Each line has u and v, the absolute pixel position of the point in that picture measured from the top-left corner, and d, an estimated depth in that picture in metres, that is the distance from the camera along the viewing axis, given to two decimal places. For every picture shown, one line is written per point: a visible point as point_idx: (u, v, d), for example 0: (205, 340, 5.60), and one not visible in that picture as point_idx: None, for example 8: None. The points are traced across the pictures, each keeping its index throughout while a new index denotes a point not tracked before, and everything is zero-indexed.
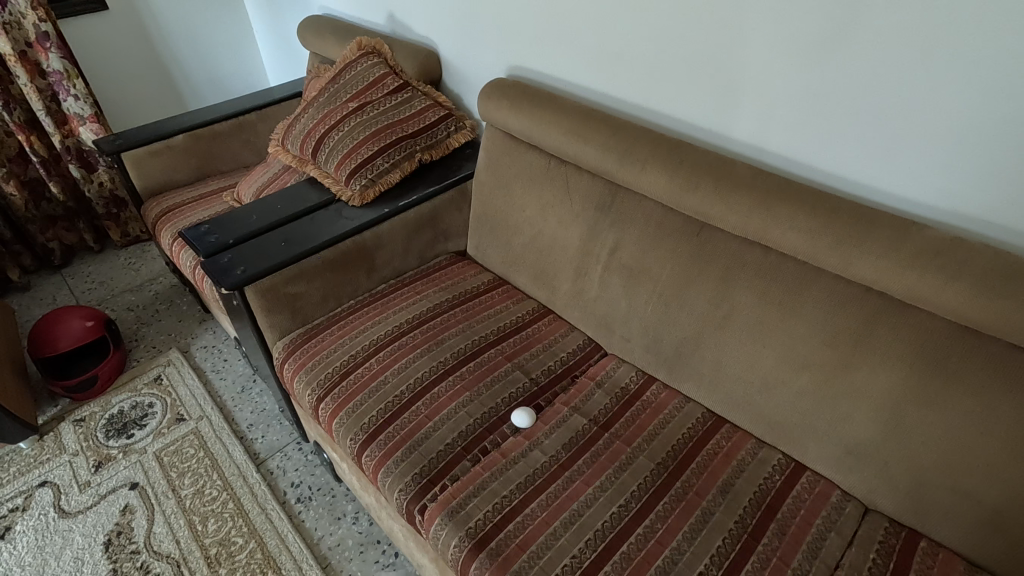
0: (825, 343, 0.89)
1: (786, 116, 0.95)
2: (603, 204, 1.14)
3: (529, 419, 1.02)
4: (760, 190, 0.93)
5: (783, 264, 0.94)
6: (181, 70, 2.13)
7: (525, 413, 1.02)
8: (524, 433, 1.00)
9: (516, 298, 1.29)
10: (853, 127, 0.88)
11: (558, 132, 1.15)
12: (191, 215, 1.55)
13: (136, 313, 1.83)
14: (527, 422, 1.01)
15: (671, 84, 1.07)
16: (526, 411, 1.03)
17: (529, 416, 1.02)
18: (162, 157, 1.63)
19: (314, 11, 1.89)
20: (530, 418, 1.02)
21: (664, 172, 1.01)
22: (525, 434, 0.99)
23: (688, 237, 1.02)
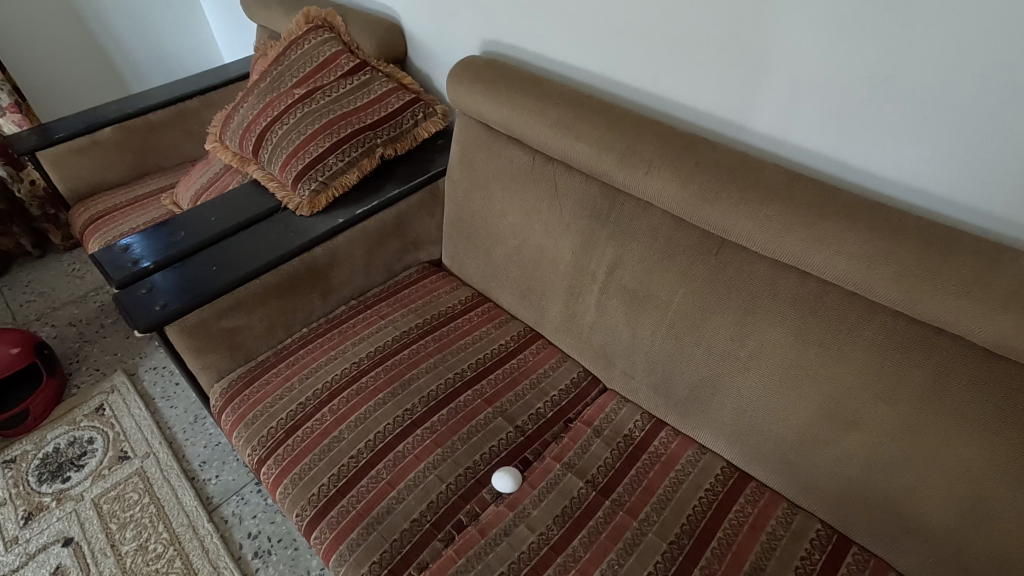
0: (879, 397, 0.71)
1: (807, 98, 0.75)
2: (598, 213, 0.93)
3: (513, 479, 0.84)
4: (800, 202, 0.72)
5: (826, 295, 0.74)
6: (119, 48, 1.88)
7: (509, 473, 0.85)
8: (506, 499, 0.83)
9: (499, 320, 1.10)
10: (897, 112, 0.69)
11: (541, 124, 0.94)
12: (123, 223, 1.34)
13: (79, 329, 1.64)
14: (510, 485, 0.84)
15: (664, 58, 0.87)
16: (511, 471, 0.85)
17: (514, 475, 0.85)
18: (89, 154, 1.40)
19: None
20: (514, 479, 0.84)
21: (676, 178, 0.81)
22: (507, 502, 0.82)
23: (705, 258, 0.83)
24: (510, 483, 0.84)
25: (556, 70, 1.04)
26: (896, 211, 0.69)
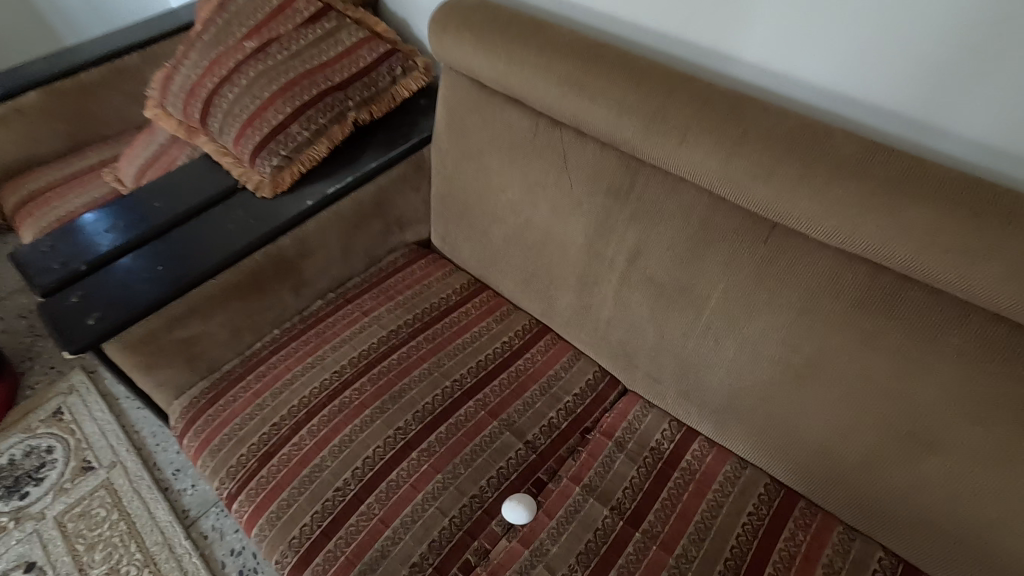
0: (969, 417, 0.59)
1: (834, 29, 0.64)
2: (617, 189, 0.78)
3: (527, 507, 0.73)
4: (881, 181, 0.58)
5: (906, 293, 0.61)
6: None
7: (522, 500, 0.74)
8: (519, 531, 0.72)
9: (500, 313, 0.96)
10: (943, 41, 0.58)
11: (547, 82, 0.77)
12: (59, 206, 1.16)
13: (30, 322, 1.47)
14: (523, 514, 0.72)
15: None
16: (524, 498, 0.74)
17: (527, 502, 0.74)
18: (12, 124, 1.20)
19: None
20: (528, 506, 0.73)
21: (721, 149, 0.65)
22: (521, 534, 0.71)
23: (752, 247, 0.69)
24: (523, 513, 0.72)
25: (569, 13, 0.86)
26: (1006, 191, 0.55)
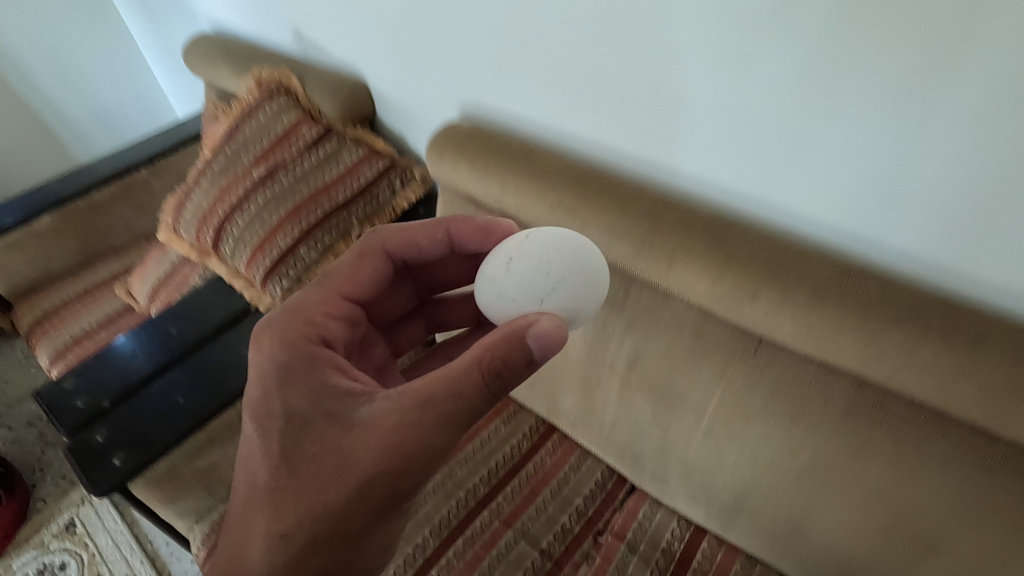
0: (964, 520, 0.62)
1: (638, 119, 0.78)
2: (611, 299, 0.82)
3: (577, 311, 0.58)
4: (853, 309, 0.63)
5: (890, 403, 0.64)
6: (48, 106, 1.76)
7: (597, 266, 0.59)
8: (535, 262, 0.58)
9: (507, 413, 1.01)
10: (728, 128, 0.70)
11: (544, 207, 0.83)
12: (73, 323, 1.21)
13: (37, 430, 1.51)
14: (567, 261, 0.58)
15: (540, 76, 0.85)
16: (597, 298, 0.59)
17: (587, 304, 0.58)
18: (24, 246, 1.26)
19: (200, 25, 1.48)
20: (579, 311, 0.58)
21: (709, 272, 0.70)
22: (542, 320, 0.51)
23: (745, 358, 0.72)
24: (559, 267, 0.57)
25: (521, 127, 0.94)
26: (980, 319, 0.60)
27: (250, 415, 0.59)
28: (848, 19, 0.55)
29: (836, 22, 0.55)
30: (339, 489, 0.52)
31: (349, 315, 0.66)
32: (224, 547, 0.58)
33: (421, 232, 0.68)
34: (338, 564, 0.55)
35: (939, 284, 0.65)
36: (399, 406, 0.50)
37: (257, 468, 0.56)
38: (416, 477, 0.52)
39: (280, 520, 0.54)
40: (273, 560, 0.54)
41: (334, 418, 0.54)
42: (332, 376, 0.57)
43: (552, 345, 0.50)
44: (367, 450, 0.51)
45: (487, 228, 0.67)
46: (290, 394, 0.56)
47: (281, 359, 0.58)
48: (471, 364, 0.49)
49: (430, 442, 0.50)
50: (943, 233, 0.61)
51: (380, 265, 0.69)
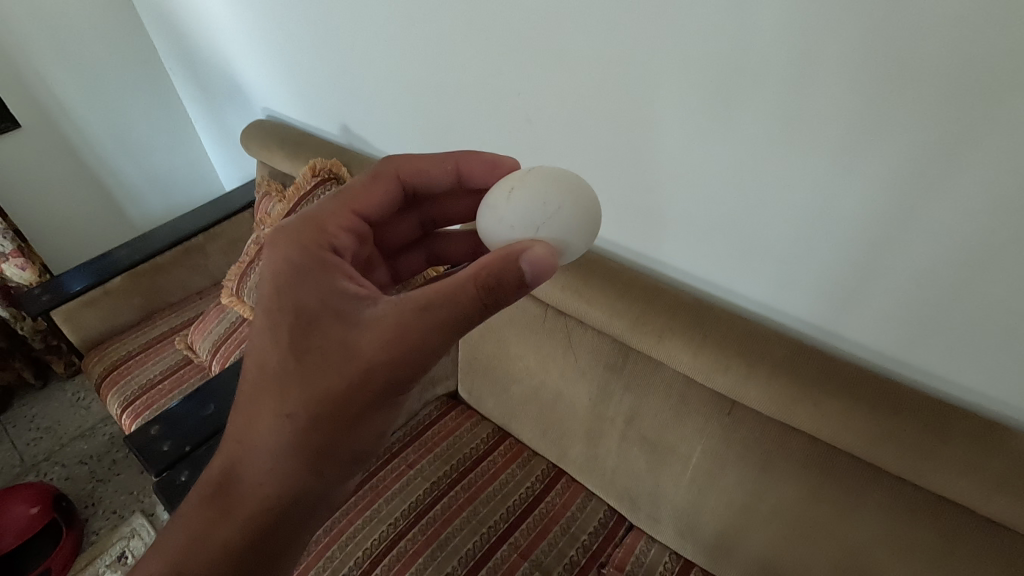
0: (901, 557, 0.75)
1: (632, 221, 0.99)
2: (612, 363, 0.99)
3: (570, 240, 0.58)
4: (803, 380, 0.78)
5: (835, 456, 0.79)
6: (114, 175, 2.00)
7: (592, 202, 0.60)
8: (535, 194, 0.58)
9: (522, 458, 1.18)
10: (700, 234, 0.90)
11: (555, 287, 1.01)
12: (140, 373, 1.39)
13: (91, 467, 1.67)
14: (564, 194, 0.58)
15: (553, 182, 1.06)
16: (591, 232, 0.60)
17: (578, 236, 0.59)
18: (100, 304, 1.45)
19: (257, 113, 1.72)
20: (571, 241, 0.58)
21: (690, 349, 0.86)
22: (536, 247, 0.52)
23: (721, 416, 0.88)
24: (561, 208, 0.58)
25: None
26: (905, 392, 0.74)
27: (261, 311, 0.60)
28: (786, 165, 0.74)
29: (778, 168, 0.75)
30: (343, 373, 0.54)
31: (358, 229, 0.68)
32: (233, 426, 0.61)
33: (433, 162, 0.72)
34: (337, 440, 0.58)
35: (866, 360, 0.83)
36: (402, 309, 0.53)
37: (267, 351, 0.58)
38: (417, 371, 0.54)
39: (286, 402, 0.57)
40: (283, 432, 0.57)
41: (341, 315, 0.55)
42: (341, 281, 0.58)
43: (544, 270, 0.51)
44: (370, 344, 0.53)
45: (493, 162, 0.71)
46: (299, 289, 0.58)
47: (290, 261, 0.60)
48: (468, 280, 0.51)
49: (429, 339, 0.53)
50: (866, 323, 0.80)
51: (392, 191, 0.72)
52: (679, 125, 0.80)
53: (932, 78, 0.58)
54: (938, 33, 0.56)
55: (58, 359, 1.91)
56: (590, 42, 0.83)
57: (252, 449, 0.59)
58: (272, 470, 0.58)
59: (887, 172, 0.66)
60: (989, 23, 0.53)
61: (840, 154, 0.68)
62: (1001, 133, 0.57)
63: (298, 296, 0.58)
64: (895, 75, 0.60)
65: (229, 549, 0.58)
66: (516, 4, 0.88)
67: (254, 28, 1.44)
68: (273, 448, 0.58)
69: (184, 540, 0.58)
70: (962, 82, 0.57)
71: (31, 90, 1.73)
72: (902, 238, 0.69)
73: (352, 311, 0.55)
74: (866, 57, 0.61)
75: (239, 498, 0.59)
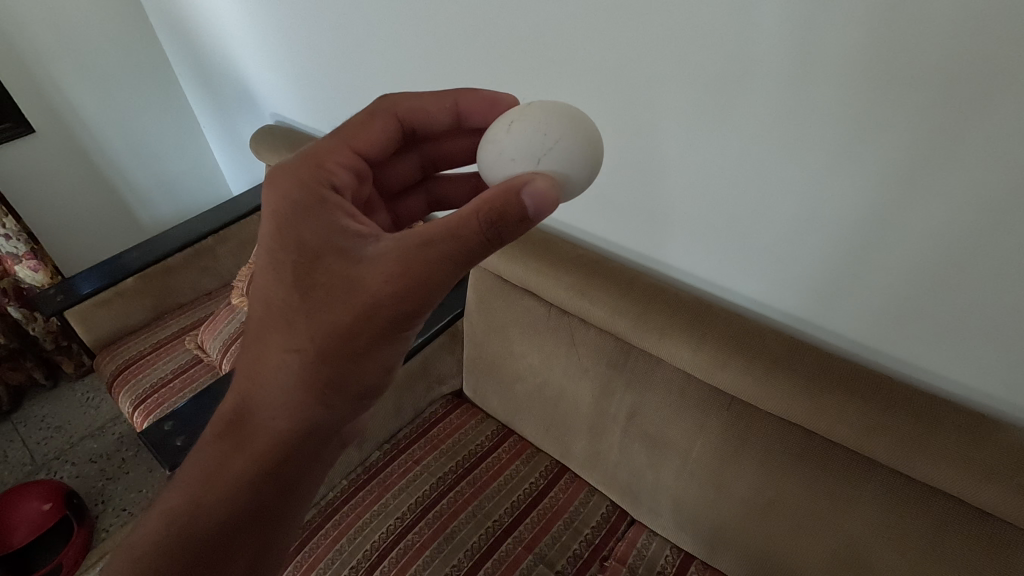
0: (893, 547, 0.77)
1: (633, 222, 1.02)
2: (615, 361, 1.02)
3: (573, 173, 0.58)
4: (799, 375, 0.81)
5: (831, 450, 0.82)
6: (123, 179, 2.04)
7: (595, 136, 0.60)
8: (535, 126, 0.58)
9: (526, 455, 1.21)
10: (700, 235, 0.93)
11: (559, 286, 1.03)
12: (151, 372, 1.41)
13: (100, 466, 1.70)
14: (565, 126, 0.58)
15: None
16: (594, 167, 0.60)
17: (581, 169, 0.58)
18: (112, 305, 1.49)
19: (266, 117, 1.75)
20: (574, 174, 0.58)
21: (691, 346, 0.89)
22: (539, 179, 0.50)
23: (720, 411, 0.90)
24: (559, 145, 0.57)
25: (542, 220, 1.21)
26: (898, 388, 0.77)
27: (261, 250, 0.58)
28: (783, 168, 0.76)
29: (774, 170, 0.77)
30: (347, 310, 0.53)
31: (358, 168, 0.65)
32: (243, 362, 0.62)
33: (432, 100, 0.69)
34: (345, 375, 0.58)
35: (861, 357, 0.86)
36: (403, 244, 0.51)
37: (269, 290, 0.57)
38: (421, 306, 0.53)
39: (292, 339, 0.56)
40: (292, 368, 0.57)
41: (343, 252, 0.54)
42: (341, 218, 0.56)
43: (547, 203, 0.49)
44: (373, 281, 0.52)
45: (492, 100, 0.70)
46: (297, 226, 0.56)
47: (286, 198, 0.57)
48: (470, 214, 0.49)
49: (432, 277, 0.51)
50: (860, 320, 0.82)
51: (391, 131, 0.69)
52: (681, 129, 0.83)
53: (920, 86, 0.61)
54: (924, 44, 0.58)
55: (68, 359, 1.94)
56: (593, 51, 0.86)
57: (262, 386, 0.59)
58: (282, 406, 0.59)
59: (879, 176, 0.68)
60: (972, 35, 0.56)
61: (834, 158, 0.71)
62: (986, 139, 0.60)
63: (298, 232, 0.56)
64: (885, 81, 0.63)
65: (242, 483, 0.59)
66: (523, 14, 0.91)
67: (264, 35, 1.47)
68: (282, 385, 0.58)
69: (196, 476, 0.59)
70: (948, 91, 0.59)
71: (45, 96, 1.76)
72: (894, 240, 0.72)
73: (353, 248, 0.54)
74: (858, 65, 0.64)
75: (249, 436, 0.60)
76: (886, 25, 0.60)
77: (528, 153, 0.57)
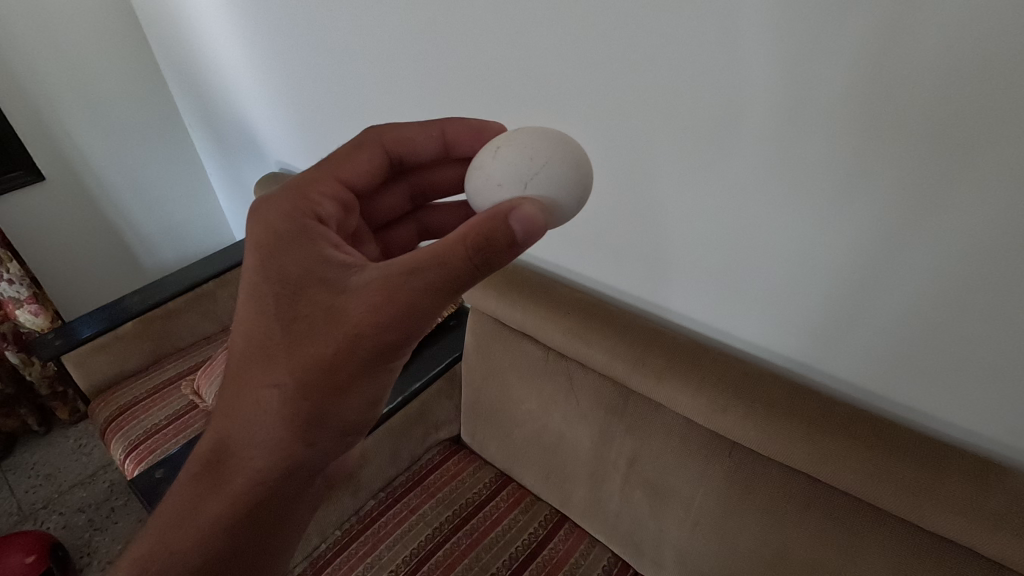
0: None
1: (630, 267, 1.03)
2: (613, 406, 1.00)
3: (561, 197, 0.59)
4: (801, 421, 0.80)
5: (837, 497, 0.79)
6: (130, 224, 2.08)
7: (582, 161, 0.61)
8: (521, 152, 0.59)
9: (525, 503, 1.18)
10: (694, 278, 0.94)
11: (557, 328, 1.03)
12: (146, 418, 1.40)
13: (88, 515, 1.66)
14: (551, 151, 0.60)
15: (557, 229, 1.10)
16: (582, 192, 0.61)
17: (568, 194, 0.59)
18: (110, 349, 1.48)
19: (270, 165, 1.79)
20: (562, 198, 0.59)
21: (690, 391, 0.88)
22: (526, 205, 0.50)
23: (722, 458, 0.89)
24: (547, 169, 0.58)
25: (541, 266, 1.22)
26: (903, 433, 0.76)
27: (244, 283, 0.58)
28: (775, 215, 0.78)
29: (767, 217, 0.79)
30: (329, 341, 0.53)
31: (343, 198, 0.65)
32: (221, 401, 0.61)
33: (417, 130, 0.71)
34: (328, 410, 0.57)
35: (864, 403, 0.85)
36: (386, 274, 0.51)
37: (251, 324, 0.57)
38: (408, 336, 0.53)
39: (273, 373, 0.56)
40: (273, 405, 0.57)
41: (326, 283, 0.54)
42: (325, 248, 0.56)
43: (535, 229, 0.49)
44: (356, 311, 0.51)
45: (479, 129, 0.73)
46: (282, 256, 0.56)
47: (271, 229, 0.57)
48: (456, 241, 0.49)
49: (417, 306, 0.51)
50: (860, 364, 0.82)
51: (378, 161, 0.70)
52: (674, 178, 0.86)
53: (905, 137, 0.63)
54: (906, 95, 0.60)
55: (61, 405, 1.92)
56: (588, 104, 0.89)
57: (240, 422, 0.59)
58: (261, 443, 0.58)
59: (873, 220, 0.70)
60: (953, 87, 0.57)
61: (825, 203, 0.73)
62: (975, 185, 0.61)
63: (281, 263, 0.56)
64: (868, 132, 0.65)
65: (220, 524, 0.58)
66: (522, 71, 0.95)
67: (272, 88, 1.53)
68: (261, 420, 0.58)
69: (175, 515, 0.59)
70: (934, 140, 0.61)
71: (57, 146, 1.81)
72: (890, 283, 0.72)
73: (337, 278, 0.54)
74: (844, 117, 0.66)
75: (226, 475, 0.59)
76: (869, 78, 0.62)
77: (517, 181, 0.58)
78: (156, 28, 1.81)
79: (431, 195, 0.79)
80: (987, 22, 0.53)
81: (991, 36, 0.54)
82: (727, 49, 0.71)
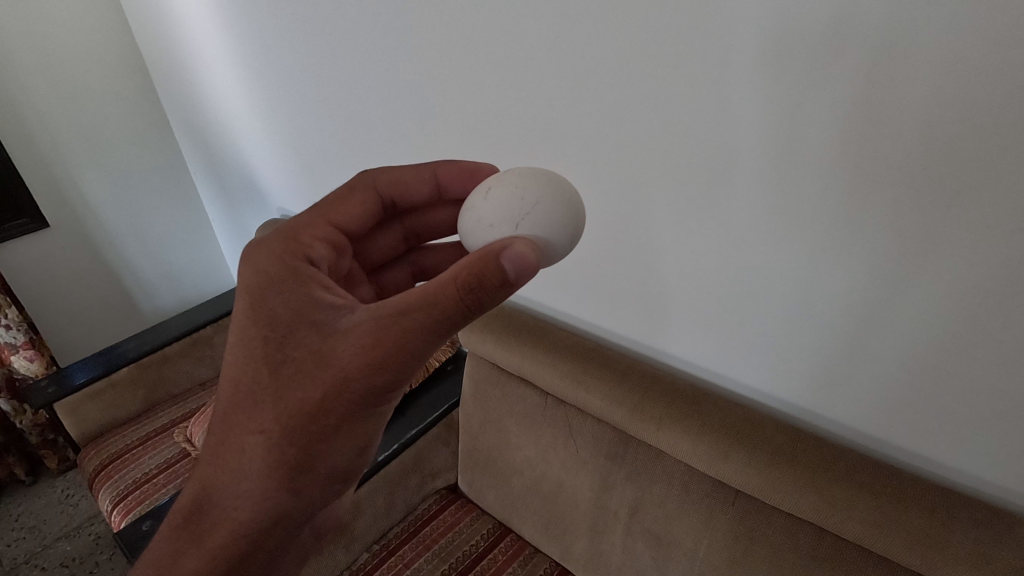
0: None
1: (626, 309, 1.03)
2: (613, 453, 0.98)
3: (552, 236, 0.59)
4: (803, 467, 0.78)
5: (846, 549, 0.77)
6: (131, 270, 2.09)
7: (572, 200, 0.62)
8: (512, 193, 0.61)
9: (523, 556, 1.14)
10: (689, 320, 0.94)
11: (554, 371, 1.02)
12: (136, 467, 1.37)
13: (71, 570, 1.60)
14: (542, 191, 0.61)
15: (554, 272, 1.11)
16: (573, 230, 0.61)
17: (560, 232, 0.60)
18: (103, 395, 1.47)
19: (271, 211, 1.82)
20: (554, 236, 0.59)
21: (689, 436, 0.86)
22: (517, 244, 0.50)
23: (726, 506, 0.86)
24: (538, 208, 0.59)
25: (538, 309, 1.22)
26: (908, 480, 0.74)
27: (234, 328, 0.58)
28: (768, 257, 0.79)
29: (760, 259, 0.80)
30: (317, 384, 0.53)
31: (335, 240, 0.66)
32: (207, 450, 0.59)
33: (410, 172, 0.73)
34: (314, 457, 0.56)
35: (866, 447, 0.83)
36: (377, 315, 0.51)
37: (239, 368, 0.57)
38: (398, 379, 0.53)
39: (258, 419, 0.55)
40: (258, 454, 0.56)
41: (315, 325, 0.53)
42: (316, 290, 0.56)
43: (527, 268, 0.49)
44: (345, 353, 0.51)
45: (470, 170, 0.74)
46: (272, 300, 0.56)
47: (263, 272, 0.58)
48: (447, 281, 0.49)
49: (407, 346, 0.50)
50: (858, 406, 0.81)
51: (370, 204, 0.71)
52: (669, 223, 0.87)
53: (892, 182, 0.64)
54: (890, 143, 0.63)
55: (50, 454, 1.88)
56: (582, 151, 0.92)
57: (226, 471, 0.58)
58: (246, 492, 0.57)
59: (865, 263, 0.71)
60: (935, 133, 0.60)
61: (819, 247, 0.73)
62: (962, 229, 0.62)
63: (271, 306, 0.56)
64: (855, 178, 0.67)
65: None
66: (516, 119, 0.98)
67: (276, 138, 1.57)
68: (245, 469, 0.56)
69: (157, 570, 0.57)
70: (919, 184, 0.63)
71: (64, 194, 1.85)
72: (884, 326, 0.73)
73: (326, 320, 0.53)
74: (833, 164, 0.68)
75: (208, 528, 0.58)
76: (852, 125, 0.64)
77: (511, 221, 0.59)
78: (166, 81, 1.88)
79: (426, 235, 0.80)
80: (961, 72, 0.56)
81: (967, 84, 0.56)
82: (716, 102, 0.74)
